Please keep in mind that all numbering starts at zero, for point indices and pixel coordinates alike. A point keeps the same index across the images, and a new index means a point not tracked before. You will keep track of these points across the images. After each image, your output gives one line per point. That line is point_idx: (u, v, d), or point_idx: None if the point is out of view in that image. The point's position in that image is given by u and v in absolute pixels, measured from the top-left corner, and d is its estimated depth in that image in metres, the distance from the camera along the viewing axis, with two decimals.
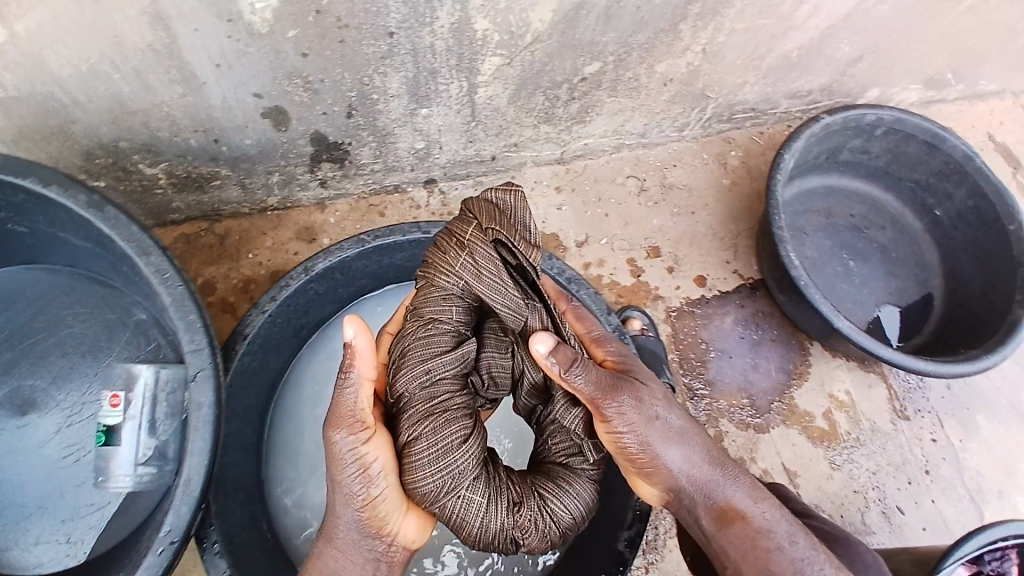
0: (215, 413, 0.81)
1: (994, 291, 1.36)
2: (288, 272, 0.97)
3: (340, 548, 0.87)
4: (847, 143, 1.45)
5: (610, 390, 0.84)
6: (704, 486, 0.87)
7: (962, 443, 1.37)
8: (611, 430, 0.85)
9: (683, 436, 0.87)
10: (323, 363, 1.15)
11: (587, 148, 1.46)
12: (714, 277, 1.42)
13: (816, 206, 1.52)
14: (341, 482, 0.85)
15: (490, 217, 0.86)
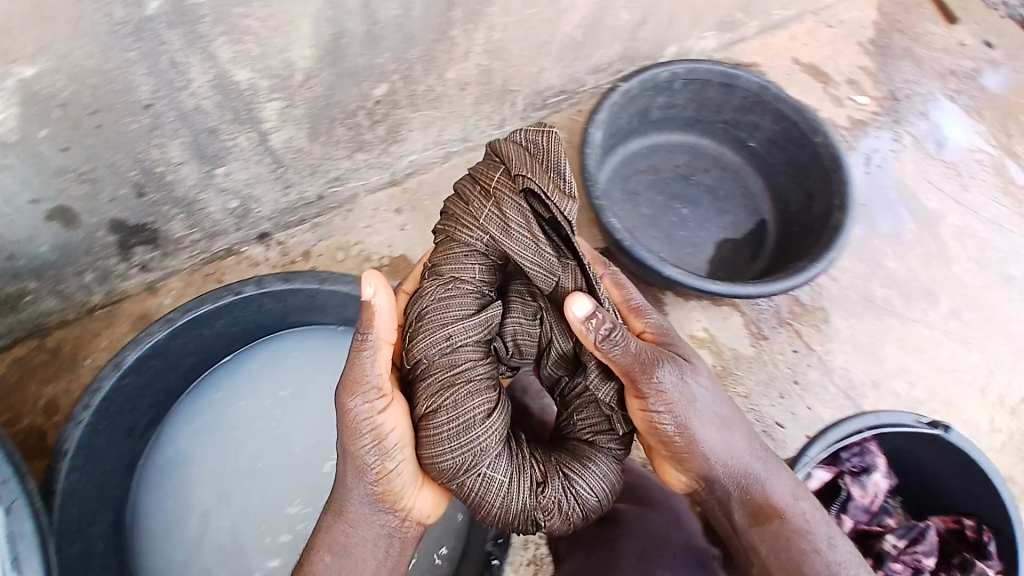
0: (40, 538, 0.79)
1: (813, 200, 1.46)
2: (97, 373, 0.94)
3: (353, 521, 0.88)
4: (652, 102, 1.54)
5: (652, 367, 0.85)
6: (745, 477, 0.93)
7: (825, 348, 1.41)
8: (646, 407, 0.87)
9: (726, 426, 0.92)
10: (170, 470, 1.13)
11: (415, 163, 1.46)
12: None
13: (642, 166, 1.61)
14: (355, 452, 0.84)
15: (526, 164, 0.85)
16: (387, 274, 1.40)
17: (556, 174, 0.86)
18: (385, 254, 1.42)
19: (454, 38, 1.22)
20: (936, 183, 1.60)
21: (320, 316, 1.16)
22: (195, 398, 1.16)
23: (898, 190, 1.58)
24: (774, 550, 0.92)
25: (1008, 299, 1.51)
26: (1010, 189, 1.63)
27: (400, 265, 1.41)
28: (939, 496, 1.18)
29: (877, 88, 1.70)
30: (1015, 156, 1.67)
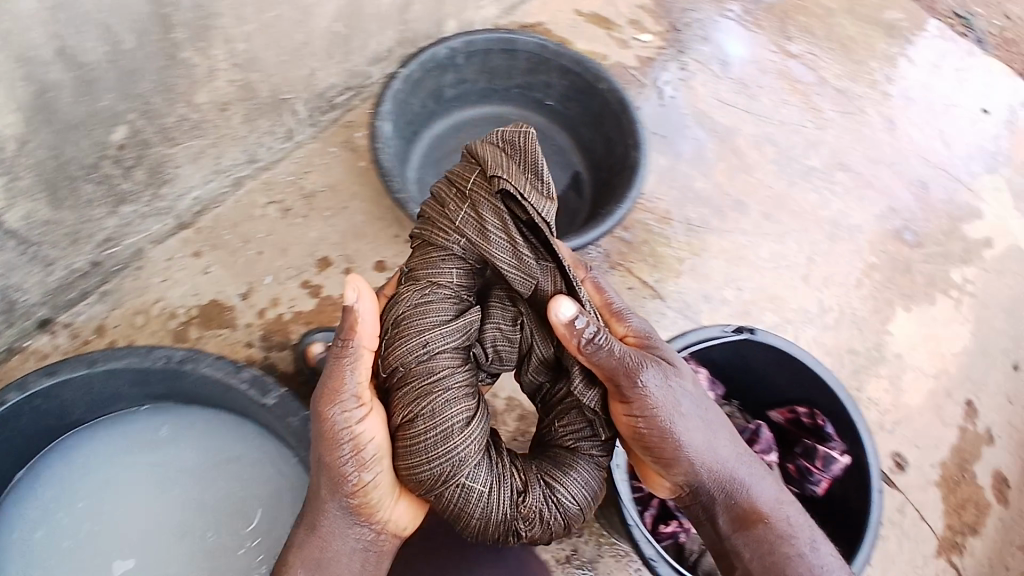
0: None
1: (614, 144, 1.45)
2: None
3: (328, 537, 0.84)
4: (442, 82, 1.46)
5: (639, 371, 0.80)
6: (729, 482, 0.86)
7: (657, 278, 1.46)
8: (631, 413, 0.82)
9: (714, 432, 0.86)
10: None
11: (202, 199, 1.41)
12: (391, 257, 1.44)
13: (451, 146, 1.54)
14: (334, 461, 0.81)
15: (512, 163, 0.81)
16: (198, 325, 1.36)
17: (533, 174, 0.81)
18: (192, 304, 1.37)
19: (184, 57, 1.15)
20: (728, 99, 1.68)
21: (116, 396, 1.10)
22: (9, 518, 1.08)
23: (692, 116, 1.65)
24: (759, 556, 0.85)
25: (814, 190, 1.59)
26: (796, 88, 1.71)
27: (214, 313, 1.37)
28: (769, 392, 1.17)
29: (658, 24, 1.73)
30: (795, 56, 1.75)
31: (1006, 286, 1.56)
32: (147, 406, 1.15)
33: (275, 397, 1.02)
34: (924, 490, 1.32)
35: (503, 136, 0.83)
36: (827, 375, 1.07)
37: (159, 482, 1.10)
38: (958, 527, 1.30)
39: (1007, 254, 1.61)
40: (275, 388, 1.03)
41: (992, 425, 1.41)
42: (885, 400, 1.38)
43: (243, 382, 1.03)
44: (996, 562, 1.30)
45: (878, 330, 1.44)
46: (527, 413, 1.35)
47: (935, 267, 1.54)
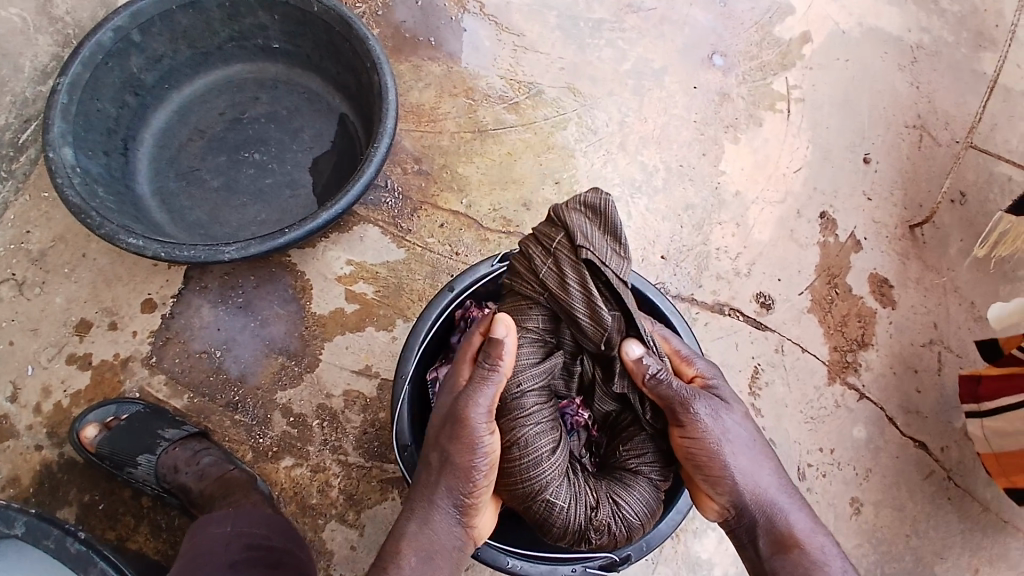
0: None
1: (358, 71, 1.21)
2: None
3: (420, 538, 0.71)
4: (129, 69, 1.19)
5: (689, 396, 0.72)
6: (770, 507, 0.74)
7: (467, 201, 1.27)
8: (685, 436, 0.73)
9: (760, 457, 0.75)
10: None
11: None
12: (157, 291, 1.18)
13: (184, 136, 1.30)
14: (462, 459, 0.69)
15: (593, 231, 0.74)
16: None
17: (613, 238, 0.75)
18: None
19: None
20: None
21: None
22: None
23: (455, 5, 1.41)
24: None
25: (608, 44, 1.42)
26: None
27: None
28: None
29: None
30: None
31: (834, 78, 1.44)
32: None
33: (22, 525, 0.83)
34: (801, 322, 1.22)
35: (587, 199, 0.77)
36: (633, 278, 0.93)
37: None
38: (846, 346, 1.22)
39: (827, 43, 1.47)
40: (19, 516, 0.84)
41: (856, 229, 1.31)
42: (734, 245, 1.27)
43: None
44: (899, 368, 1.22)
45: (711, 174, 1.32)
46: (369, 402, 1.13)
47: (752, 86, 1.41)
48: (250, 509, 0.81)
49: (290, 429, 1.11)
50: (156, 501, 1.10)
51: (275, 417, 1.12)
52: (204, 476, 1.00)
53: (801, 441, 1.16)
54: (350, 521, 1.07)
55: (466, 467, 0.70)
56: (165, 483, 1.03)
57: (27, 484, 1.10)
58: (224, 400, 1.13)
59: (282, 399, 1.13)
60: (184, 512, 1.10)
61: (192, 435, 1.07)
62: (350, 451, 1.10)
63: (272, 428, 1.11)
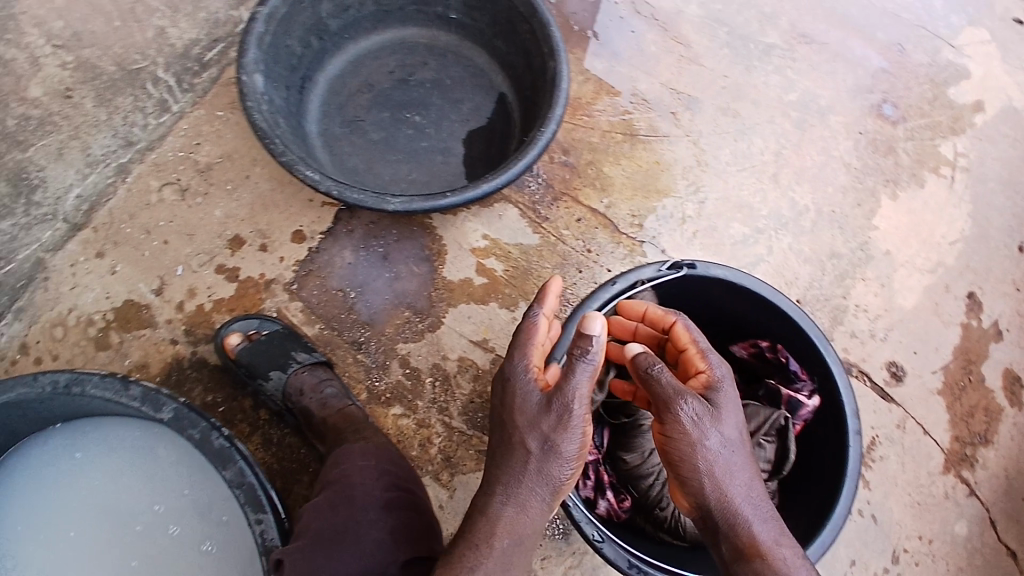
0: None
1: (531, 55, 1.23)
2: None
3: (513, 518, 0.73)
4: (320, 14, 1.26)
5: (678, 387, 0.69)
6: (733, 514, 0.69)
7: (610, 203, 1.27)
8: (661, 429, 0.71)
9: (737, 468, 0.70)
10: None
11: (87, 195, 1.26)
12: (308, 225, 1.26)
13: (354, 87, 1.36)
14: (567, 447, 0.72)
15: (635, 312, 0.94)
16: (118, 328, 1.23)
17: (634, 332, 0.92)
18: (107, 309, 1.24)
19: (3, 54, 1.26)
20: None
21: (35, 423, 0.99)
22: None
23: (626, 3, 1.43)
24: None
25: (775, 71, 1.40)
26: None
27: (130, 314, 1.23)
28: (731, 322, 0.95)
29: None
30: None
31: (1004, 152, 1.36)
32: (74, 426, 1.04)
33: (171, 408, 0.85)
34: (926, 402, 1.18)
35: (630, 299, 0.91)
36: (787, 304, 0.84)
37: (62, 532, 1.01)
38: (967, 438, 1.17)
39: (1001, 114, 1.39)
40: (168, 400, 0.85)
41: (1001, 318, 1.25)
42: (874, 305, 1.24)
43: (133, 400, 0.85)
44: (1016, 473, 1.17)
45: (862, 226, 1.29)
46: (480, 372, 1.18)
47: (918, 143, 1.36)
48: (385, 448, 0.89)
49: (405, 379, 1.17)
50: (273, 417, 1.16)
51: (393, 366, 1.19)
52: (326, 405, 1.05)
53: (902, 522, 1.13)
54: (443, 481, 1.12)
55: (560, 451, 0.73)
56: (289, 406, 1.09)
57: (155, 372, 1.20)
58: (348, 339, 1.20)
59: (403, 350, 1.20)
60: (295, 433, 1.16)
61: (320, 363, 1.13)
62: (455, 415, 1.15)
63: (389, 374, 1.18)
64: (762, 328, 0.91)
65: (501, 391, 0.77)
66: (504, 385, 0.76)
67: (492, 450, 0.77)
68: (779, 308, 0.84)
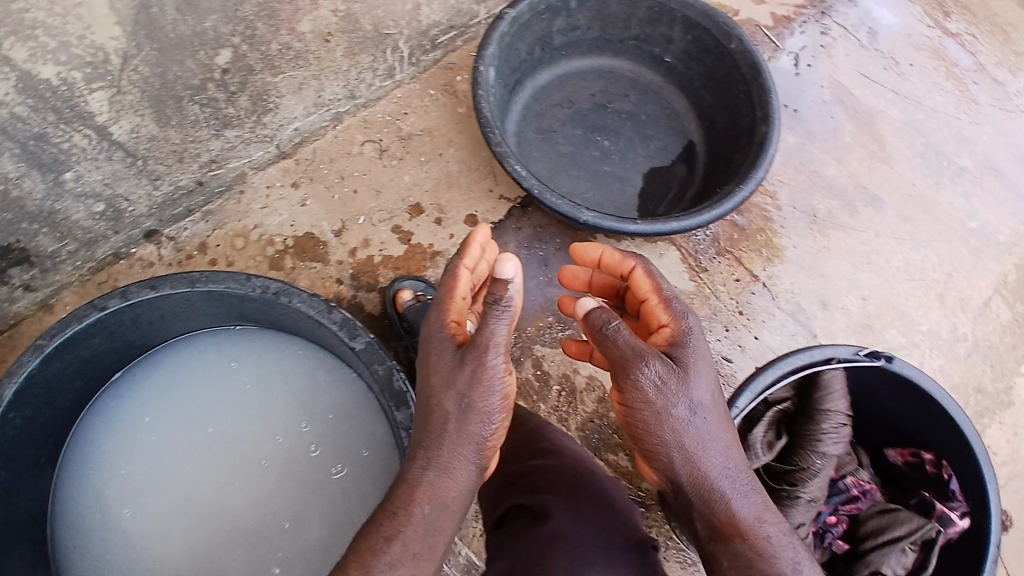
0: None
1: (738, 115, 1.29)
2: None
3: (439, 481, 0.75)
4: (551, 27, 1.36)
5: (641, 356, 0.77)
6: (706, 487, 0.77)
7: (770, 275, 1.30)
8: (625, 401, 0.79)
9: (705, 436, 0.78)
10: (92, 489, 1.06)
11: (302, 131, 1.35)
12: (483, 212, 1.36)
13: (555, 100, 1.44)
14: (488, 405, 0.76)
15: (823, 395, 0.96)
16: (293, 255, 1.32)
17: (814, 406, 0.97)
18: (289, 235, 1.33)
19: None
20: (873, 75, 1.49)
21: (216, 317, 1.08)
22: (122, 406, 1.10)
23: (832, 89, 1.46)
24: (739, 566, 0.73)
25: (962, 195, 1.39)
26: (953, 71, 1.50)
27: (308, 246, 1.33)
28: (897, 424, 1.01)
29: None
30: (952, 35, 1.54)
31: None
32: (240, 334, 1.13)
33: (365, 340, 0.93)
34: None
35: (819, 377, 0.97)
36: (967, 428, 0.89)
37: (204, 427, 1.09)
38: None
39: None
40: (363, 332, 0.94)
41: None
42: (1004, 450, 1.21)
43: (333, 323, 0.94)
44: None
45: (1011, 370, 1.26)
46: (607, 395, 1.22)
47: None
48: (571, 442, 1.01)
49: (534, 380, 1.22)
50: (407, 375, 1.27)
51: (525, 364, 1.24)
52: None
53: None
54: None
55: (479, 408, 0.76)
56: None
57: None
58: None
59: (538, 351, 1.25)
60: None
61: None
62: (572, 429, 1.20)
63: (519, 370, 1.23)
64: (931, 442, 0.97)
65: (423, 354, 0.80)
66: (426, 343, 0.81)
67: (416, 416, 0.80)
68: (963, 434, 0.89)
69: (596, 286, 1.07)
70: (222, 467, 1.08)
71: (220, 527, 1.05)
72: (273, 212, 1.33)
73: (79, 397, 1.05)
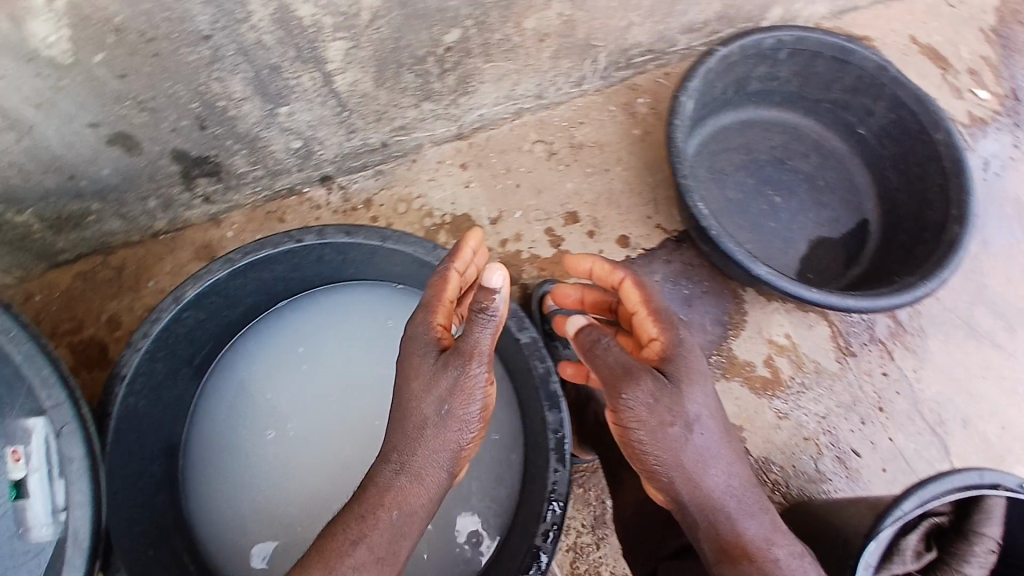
0: (89, 462, 0.83)
1: (928, 206, 1.26)
2: (158, 305, 0.94)
3: (412, 482, 0.80)
4: (753, 73, 1.35)
5: (627, 380, 0.82)
6: (707, 506, 0.84)
7: (916, 373, 1.33)
8: (618, 420, 0.85)
9: (701, 456, 0.84)
10: (240, 392, 1.15)
11: (484, 118, 1.40)
12: (637, 236, 1.37)
13: (734, 143, 1.43)
14: (466, 412, 0.82)
15: (982, 518, 0.94)
16: (448, 232, 1.35)
17: (972, 527, 0.94)
18: (448, 212, 1.37)
19: None
20: None
21: (383, 272, 1.14)
22: (285, 325, 1.18)
23: (1015, 207, 1.45)
24: None
25: None
26: None
27: (462, 226, 1.36)
28: None
29: (998, 84, 1.54)
30: None
31: None
32: (397, 292, 1.19)
33: (530, 335, 0.96)
34: None
35: (985, 502, 0.93)
36: None
37: (356, 367, 1.17)
38: None
39: None
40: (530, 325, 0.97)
41: None
42: None
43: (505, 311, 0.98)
44: None
45: None
46: None
47: None
48: None
49: None
50: None
51: None
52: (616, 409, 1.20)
53: None
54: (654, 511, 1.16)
55: (458, 413, 0.82)
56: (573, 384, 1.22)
57: None
58: None
59: None
60: None
61: None
62: None
63: None
64: None
65: (404, 353, 0.84)
66: (409, 343, 0.84)
67: (393, 414, 0.84)
68: None
69: (589, 303, 1.08)
70: (360, 407, 1.15)
71: (351, 460, 1.12)
72: (438, 185, 1.38)
73: (242, 314, 1.12)
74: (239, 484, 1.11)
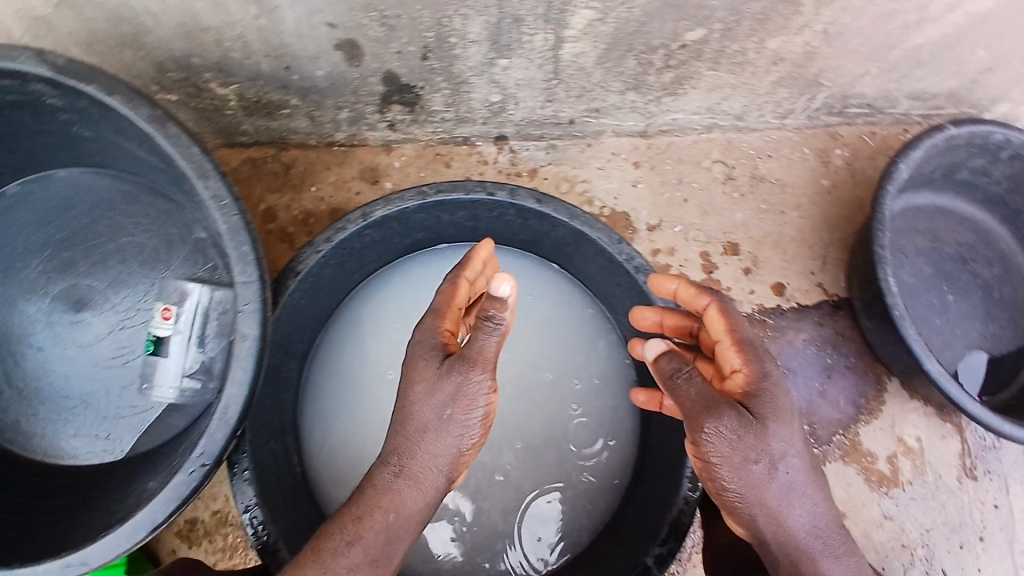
0: (259, 346, 0.82)
1: None
2: (348, 215, 0.96)
3: (405, 486, 0.78)
4: (968, 162, 1.25)
5: (707, 413, 0.76)
6: (790, 548, 0.79)
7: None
8: (698, 452, 0.80)
9: (784, 495, 0.78)
10: (377, 317, 1.15)
11: (675, 123, 1.34)
12: (794, 288, 1.30)
13: (920, 227, 1.33)
14: (468, 425, 0.80)
15: None
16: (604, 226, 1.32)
17: None
18: (609, 205, 1.32)
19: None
20: None
21: (548, 250, 1.12)
22: (438, 268, 1.18)
23: None
24: None
25: None
26: None
27: (617, 224, 1.32)
28: None
29: None
30: None
31: None
32: (552, 272, 1.18)
33: None
34: None
35: None
36: None
37: None
38: None
39: None
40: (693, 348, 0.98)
41: None
42: None
43: None
44: None
45: None
46: None
47: None
48: None
49: None
50: None
51: None
52: None
53: None
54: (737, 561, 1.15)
55: (465, 424, 0.80)
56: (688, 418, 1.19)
57: None
58: None
59: None
60: None
61: None
62: None
63: None
64: None
65: (410, 354, 0.83)
66: (415, 344, 0.83)
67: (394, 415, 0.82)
68: None
69: (670, 327, 0.95)
70: None
71: None
72: (609, 175, 1.34)
73: (404, 247, 1.12)
74: (352, 403, 1.12)
